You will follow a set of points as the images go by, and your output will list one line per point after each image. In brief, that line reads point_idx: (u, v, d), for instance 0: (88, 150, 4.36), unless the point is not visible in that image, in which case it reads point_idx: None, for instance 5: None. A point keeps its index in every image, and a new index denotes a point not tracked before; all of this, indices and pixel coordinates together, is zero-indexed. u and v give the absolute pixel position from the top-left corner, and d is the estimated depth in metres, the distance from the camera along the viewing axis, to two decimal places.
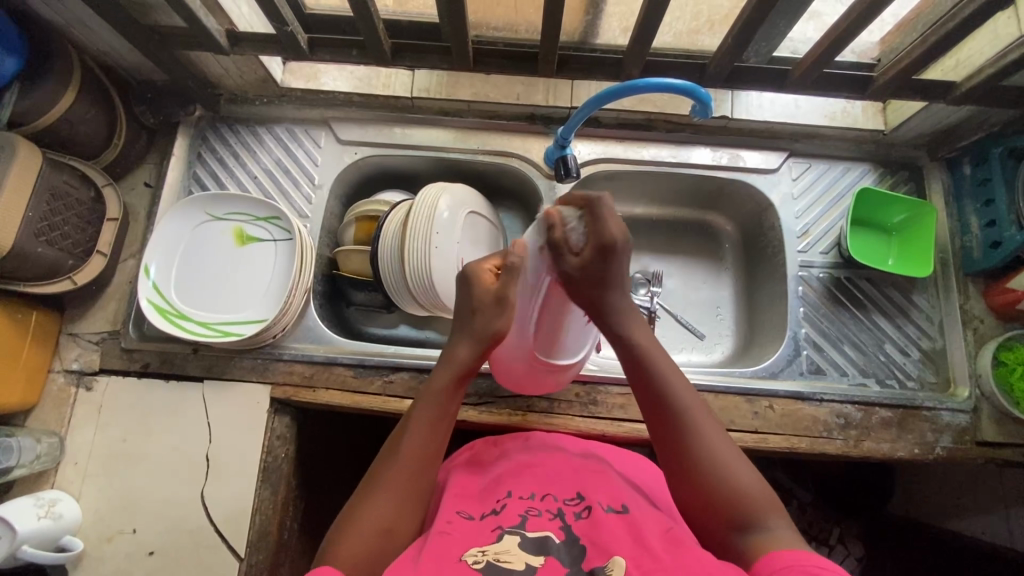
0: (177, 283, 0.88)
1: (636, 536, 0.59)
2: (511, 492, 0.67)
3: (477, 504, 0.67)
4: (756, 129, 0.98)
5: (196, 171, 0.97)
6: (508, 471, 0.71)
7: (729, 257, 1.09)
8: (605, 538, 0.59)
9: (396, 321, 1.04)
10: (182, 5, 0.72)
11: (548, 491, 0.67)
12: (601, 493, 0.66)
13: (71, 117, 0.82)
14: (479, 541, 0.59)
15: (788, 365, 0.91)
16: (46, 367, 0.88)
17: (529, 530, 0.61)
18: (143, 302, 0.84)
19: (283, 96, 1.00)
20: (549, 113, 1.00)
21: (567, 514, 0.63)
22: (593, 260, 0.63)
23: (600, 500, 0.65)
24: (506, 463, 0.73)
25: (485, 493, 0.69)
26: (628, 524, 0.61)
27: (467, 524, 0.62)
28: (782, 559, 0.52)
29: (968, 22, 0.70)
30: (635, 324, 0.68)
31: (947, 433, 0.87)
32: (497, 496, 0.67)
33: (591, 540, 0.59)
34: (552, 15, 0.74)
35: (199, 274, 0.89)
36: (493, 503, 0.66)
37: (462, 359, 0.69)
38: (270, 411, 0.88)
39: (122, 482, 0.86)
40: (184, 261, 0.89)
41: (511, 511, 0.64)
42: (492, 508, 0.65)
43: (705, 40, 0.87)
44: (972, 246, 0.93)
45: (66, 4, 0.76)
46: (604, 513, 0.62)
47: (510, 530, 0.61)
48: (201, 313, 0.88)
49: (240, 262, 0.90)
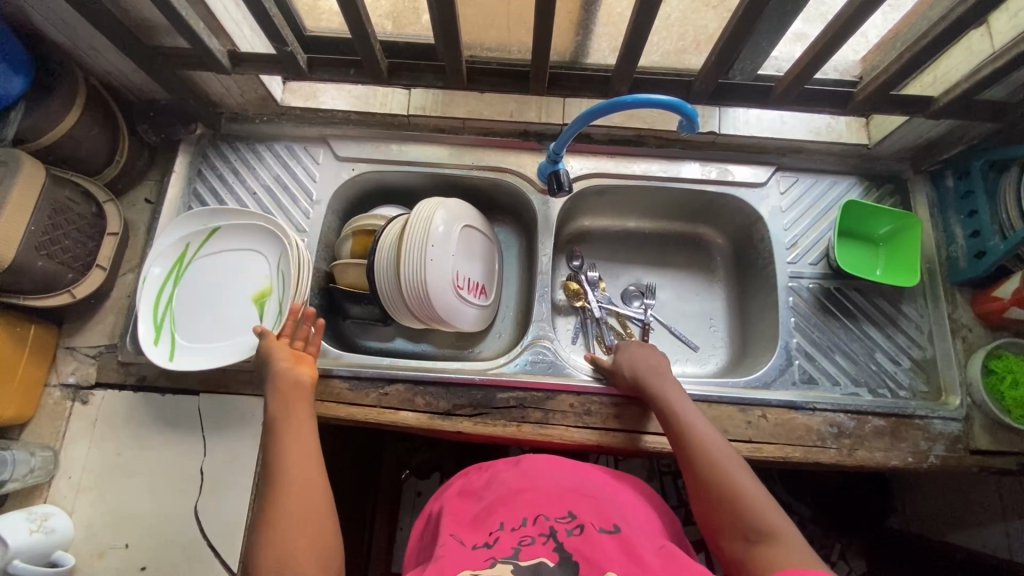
0: (197, 349, 0.86)
1: (629, 552, 0.59)
2: (504, 522, 0.65)
3: (470, 535, 0.65)
4: (744, 144, 1.00)
5: (196, 188, 0.99)
6: (500, 500, 0.70)
7: (720, 269, 1.11)
8: (598, 554, 0.58)
9: (391, 334, 1.05)
10: (187, 28, 0.74)
11: (539, 512, 0.66)
12: (592, 513, 0.66)
13: (76, 133, 0.84)
14: (474, 567, 0.58)
15: (780, 376, 0.92)
16: (43, 381, 0.89)
17: (523, 558, 0.58)
18: (138, 305, 0.87)
19: (283, 115, 1.03)
20: (542, 130, 1.03)
21: (559, 533, 0.62)
22: (625, 359, 0.87)
23: (591, 520, 0.64)
24: (497, 489, 0.73)
25: (478, 523, 0.67)
26: (620, 543, 0.60)
27: (461, 553, 0.61)
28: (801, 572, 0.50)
29: (940, 40, 0.72)
30: (665, 383, 0.82)
31: (940, 442, 0.88)
32: (490, 528, 0.65)
33: (584, 556, 0.58)
34: (542, 36, 0.76)
35: (218, 322, 0.89)
36: (486, 535, 0.64)
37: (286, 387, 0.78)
38: (265, 424, 0.88)
39: (115, 496, 0.85)
40: (187, 338, 0.87)
41: (504, 542, 0.62)
42: (484, 541, 0.63)
43: (693, 59, 0.91)
44: (958, 255, 0.94)
45: (73, 24, 0.79)
46: (596, 533, 0.61)
47: (503, 559, 0.58)
48: (250, 339, 0.87)
49: (234, 283, 0.91)
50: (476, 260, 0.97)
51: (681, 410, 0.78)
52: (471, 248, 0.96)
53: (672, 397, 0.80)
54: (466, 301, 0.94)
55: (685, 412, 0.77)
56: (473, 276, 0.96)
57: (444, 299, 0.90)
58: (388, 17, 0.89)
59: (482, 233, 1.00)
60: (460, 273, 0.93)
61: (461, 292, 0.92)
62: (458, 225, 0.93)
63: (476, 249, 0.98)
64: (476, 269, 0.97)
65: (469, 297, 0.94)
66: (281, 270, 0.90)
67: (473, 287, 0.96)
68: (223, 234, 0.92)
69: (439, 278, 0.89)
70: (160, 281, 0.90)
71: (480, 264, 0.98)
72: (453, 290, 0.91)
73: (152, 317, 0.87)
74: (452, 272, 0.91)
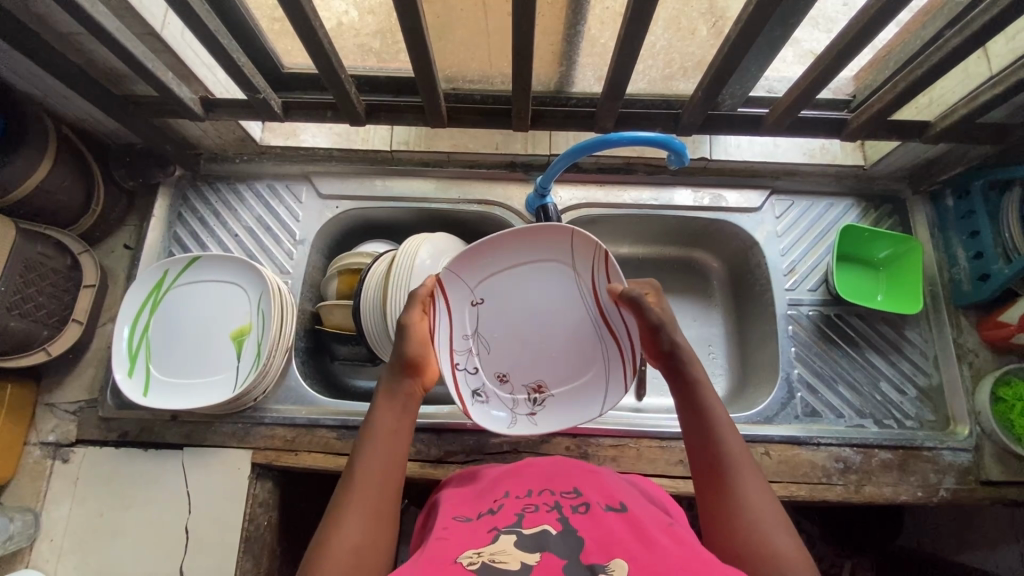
0: (172, 383, 0.85)
1: (636, 531, 0.53)
2: (509, 492, 0.62)
3: (473, 506, 0.62)
4: (735, 169, 0.97)
5: (177, 232, 0.97)
6: (503, 477, 0.67)
7: (718, 294, 1.08)
8: (605, 534, 0.53)
9: (382, 372, 1.02)
10: (156, 80, 0.73)
11: (545, 487, 0.63)
12: (599, 492, 0.61)
13: (48, 185, 0.81)
14: (476, 542, 0.53)
15: (783, 409, 0.89)
16: (22, 441, 0.86)
17: (527, 526, 0.55)
18: (114, 338, 0.85)
19: (263, 154, 1.00)
20: (529, 161, 1.00)
21: (564, 508, 0.58)
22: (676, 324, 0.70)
23: (597, 499, 0.60)
24: (500, 472, 0.69)
25: (480, 498, 0.63)
26: (626, 520, 0.55)
27: (463, 527, 0.57)
28: None
29: (934, 70, 0.70)
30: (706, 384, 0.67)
31: (950, 474, 0.85)
32: (494, 497, 0.62)
33: (590, 534, 0.53)
34: (522, 75, 0.74)
35: (192, 359, 0.86)
36: (490, 503, 0.61)
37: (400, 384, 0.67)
38: (252, 477, 0.85)
39: (99, 558, 0.82)
40: (158, 373, 0.85)
41: (508, 509, 0.58)
42: (489, 508, 0.60)
43: (681, 85, 0.87)
44: (960, 278, 0.92)
45: (40, 76, 0.76)
46: (602, 511, 0.57)
47: (506, 528, 0.55)
48: (225, 377, 0.85)
49: (211, 316, 0.88)
50: (484, 316, 0.72)
51: (716, 421, 0.64)
52: (495, 300, 0.72)
53: (710, 402, 0.65)
54: (489, 391, 0.73)
55: (719, 421, 0.64)
56: (478, 343, 0.72)
57: (570, 399, 0.75)
58: (374, 36, 0.81)
59: (478, 262, 0.70)
60: (529, 353, 0.73)
61: (542, 385, 0.74)
62: (541, 282, 0.72)
63: (489, 300, 0.72)
64: (480, 328, 0.72)
65: (489, 382, 0.73)
66: (261, 310, 0.86)
67: (480, 366, 0.72)
68: (201, 264, 0.89)
69: (582, 373, 0.74)
70: (136, 310, 0.87)
71: (469, 321, 0.71)
72: (553, 382, 0.74)
73: (127, 347, 0.85)
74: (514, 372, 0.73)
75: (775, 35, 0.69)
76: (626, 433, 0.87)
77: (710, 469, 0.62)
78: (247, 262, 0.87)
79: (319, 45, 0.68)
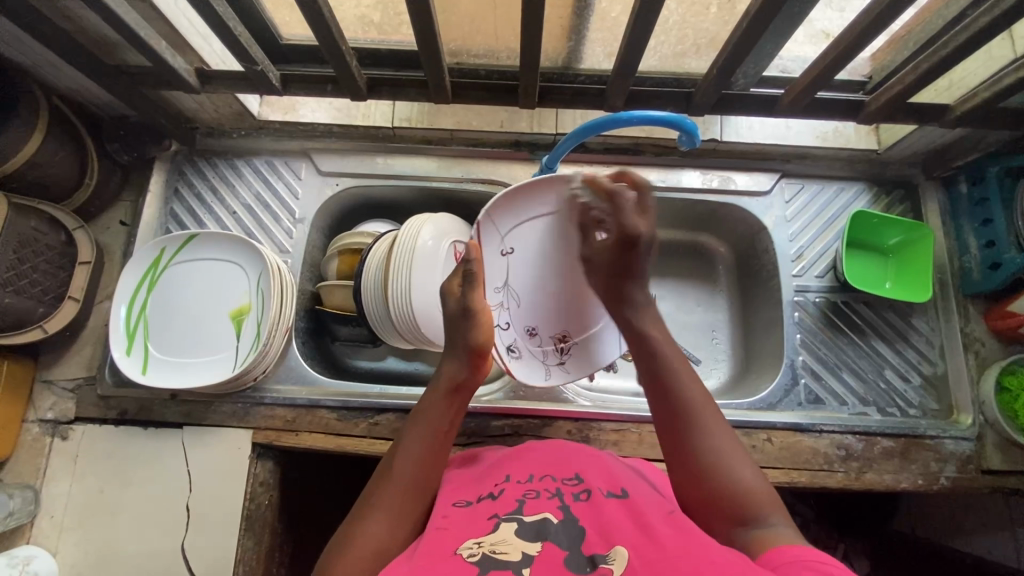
0: (170, 362, 0.84)
1: (638, 520, 0.53)
2: (510, 476, 0.62)
3: (474, 490, 0.61)
4: (746, 151, 0.95)
5: (174, 208, 0.95)
6: (503, 460, 0.66)
7: (723, 279, 1.06)
8: (606, 524, 0.52)
9: (383, 353, 1.01)
10: (149, 49, 0.70)
11: (546, 472, 0.62)
12: (601, 478, 0.61)
13: (40, 159, 0.79)
14: (477, 530, 0.53)
15: (786, 396, 0.89)
16: (20, 418, 0.86)
17: (528, 513, 0.54)
18: (112, 316, 0.84)
19: (261, 128, 0.97)
20: (534, 140, 0.98)
21: (565, 496, 0.57)
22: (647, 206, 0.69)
23: (599, 485, 0.59)
24: (499, 455, 0.68)
25: (481, 481, 0.63)
26: (627, 508, 0.55)
27: (464, 513, 0.56)
28: (786, 554, 0.46)
29: (961, 50, 0.67)
30: (650, 318, 0.66)
31: (951, 462, 0.85)
32: (496, 481, 0.62)
33: (592, 525, 0.52)
34: (530, 51, 0.71)
35: (189, 338, 0.85)
36: (491, 487, 0.61)
37: (453, 376, 0.65)
38: (251, 456, 0.85)
39: (100, 535, 0.83)
40: (155, 352, 0.84)
41: (510, 495, 0.58)
42: (490, 492, 0.60)
43: (692, 62, 0.84)
44: (971, 266, 0.91)
45: (28, 44, 0.73)
46: (603, 498, 0.56)
47: (507, 515, 0.54)
48: (224, 357, 0.84)
49: (209, 295, 0.87)
50: (512, 267, 0.81)
51: (661, 351, 0.63)
52: (522, 250, 0.81)
53: (654, 335, 0.64)
54: (522, 347, 0.83)
55: (673, 362, 0.62)
56: (508, 296, 0.81)
57: (589, 349, 0.84)
58: (376, 8, 0.79)
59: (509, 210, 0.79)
60: (553, 306, 0.83)
61: (565, 336, 0.84)
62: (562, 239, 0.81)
63: (515, 252, 0.81)
64: (509, 279, 0.81)
65: (521, 338, 0.83)
66: (260, 289, 0.85)
67: (511, 322, 0.82)
68: (197, 242, 0.87)
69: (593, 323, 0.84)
70: (131, 288, 0.85)
71: (500, 273, 0.81)
72: (573, 332, 0.84)
73: (123, 325, 0.84)
74: (536, 325, 0.83)
75: (793, 13, 0.66)
76: (629, 418, 0.86)
77: (666, 415, 0.59)
78: (245, 241, 0.85)
79: (319, 14, 0.65)
